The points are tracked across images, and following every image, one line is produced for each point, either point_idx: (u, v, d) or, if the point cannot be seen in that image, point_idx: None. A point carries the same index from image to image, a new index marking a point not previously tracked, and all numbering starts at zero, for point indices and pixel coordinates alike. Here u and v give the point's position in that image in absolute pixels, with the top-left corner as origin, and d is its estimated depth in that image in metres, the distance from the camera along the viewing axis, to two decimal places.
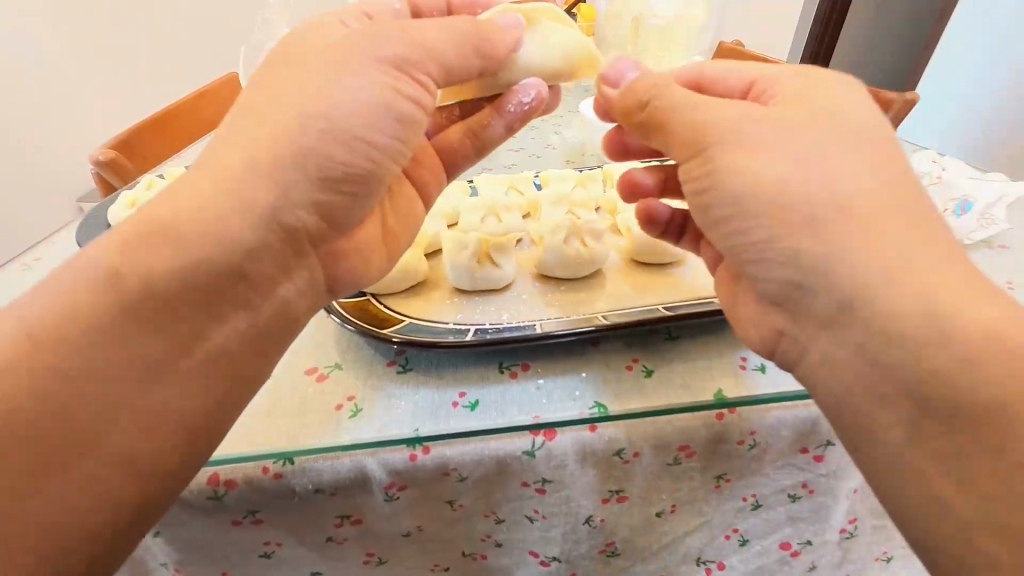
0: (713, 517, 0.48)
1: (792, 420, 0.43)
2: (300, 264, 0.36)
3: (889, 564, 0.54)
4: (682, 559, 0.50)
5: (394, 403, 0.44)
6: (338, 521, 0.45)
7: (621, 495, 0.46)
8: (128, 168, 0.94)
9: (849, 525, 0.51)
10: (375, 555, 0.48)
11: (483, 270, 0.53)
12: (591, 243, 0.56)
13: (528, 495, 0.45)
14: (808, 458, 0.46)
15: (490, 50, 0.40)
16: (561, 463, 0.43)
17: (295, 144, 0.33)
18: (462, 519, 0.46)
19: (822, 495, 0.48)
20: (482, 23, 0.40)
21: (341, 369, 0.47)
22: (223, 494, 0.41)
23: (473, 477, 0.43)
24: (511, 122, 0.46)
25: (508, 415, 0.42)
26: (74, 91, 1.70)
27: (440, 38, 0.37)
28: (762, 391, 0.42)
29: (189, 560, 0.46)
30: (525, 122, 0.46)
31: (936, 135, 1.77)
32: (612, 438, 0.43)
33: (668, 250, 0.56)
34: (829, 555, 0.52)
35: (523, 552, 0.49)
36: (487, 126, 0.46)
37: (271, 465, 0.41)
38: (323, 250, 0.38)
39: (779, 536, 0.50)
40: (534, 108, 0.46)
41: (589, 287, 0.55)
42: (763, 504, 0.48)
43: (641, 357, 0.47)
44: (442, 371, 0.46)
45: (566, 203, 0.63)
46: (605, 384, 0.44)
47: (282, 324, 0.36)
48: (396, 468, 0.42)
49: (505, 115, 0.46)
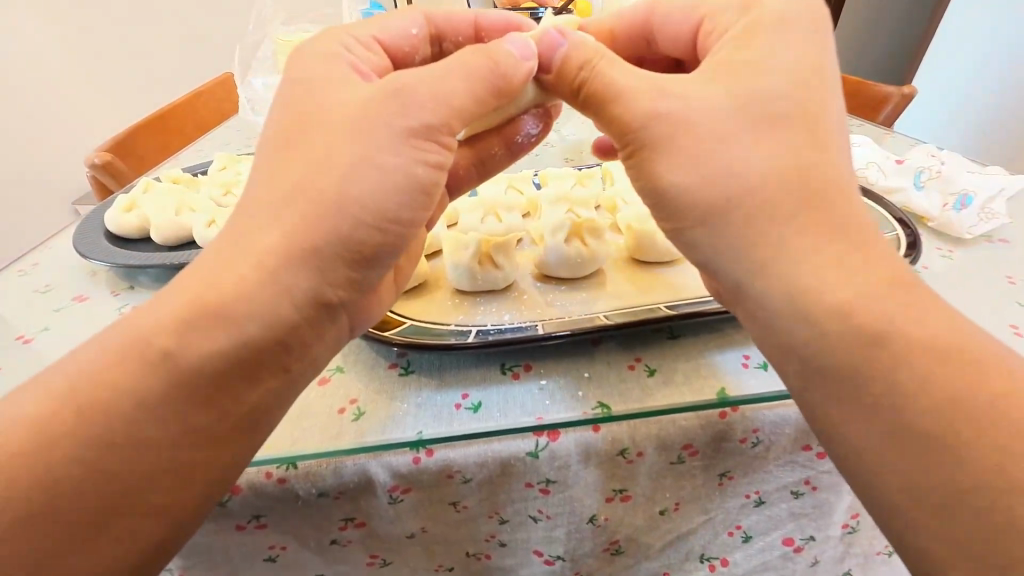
0: (717, 515, 0.48)
1: (796, 418, 0.44)
2: (327, 318, 0.35)
3: (890, 558, 0.54)
4: (685, 556, 0.50)
5: (397, 406, 0.44)
6: (343, 524, 0.45)
7: (625, 494, 0.46)
8: (123, 171, 0.94)
9: (852, 520, 0.51)
10: (379, 557, 0.48)
11: (483, 269, 0.53)
12: (591, 242, 0.56)
13: (532, 495, 0.45)
14: (810, 455, 0.46)
15: (506, 87, 0.38)
16: (565, 464, 0.43)
17: (306, 162, 0.33)
18: (467, 520, 0.46)
19: (825, 491, 0.48)
20: (495, 59, 0.37)
21: (343, 372, 0.47)
22: (227, 499, 0.41)
23: (478, 479, 0.43)
24: (518, 153, 0.50)
25: (512, 416, 0.42)
26: (69, 92, 1.69)
27: (451, 85, 0.35)
28: (765, 388, 0.42)
29: (195, 564, 0.46)
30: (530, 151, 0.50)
31: (935, 128, 1.76)
32: (616, 438, 0.43)
33: (669, 248, 0.56)
34: (831, 551, 0.52)
35: (527, 552, 0.49)
36: (496, 157, 0.49)
37: (275, 469, 0.41)
38: (348, 306, 0.36)
39: (781, 533, 0.51)
40: (538, 138, 0.49)
41: (590, 286, 0.55)
42: (767, 501, 0.49)
43: (644, 356, 0.47)
44: (445, 374, 0.46)
45: (566, 202, 0.62)
46: (609, 384, 0.44)
47: (303, 372, 0.35)
48: (400, 471, 0.42)
49: (513, 146, 0.49)
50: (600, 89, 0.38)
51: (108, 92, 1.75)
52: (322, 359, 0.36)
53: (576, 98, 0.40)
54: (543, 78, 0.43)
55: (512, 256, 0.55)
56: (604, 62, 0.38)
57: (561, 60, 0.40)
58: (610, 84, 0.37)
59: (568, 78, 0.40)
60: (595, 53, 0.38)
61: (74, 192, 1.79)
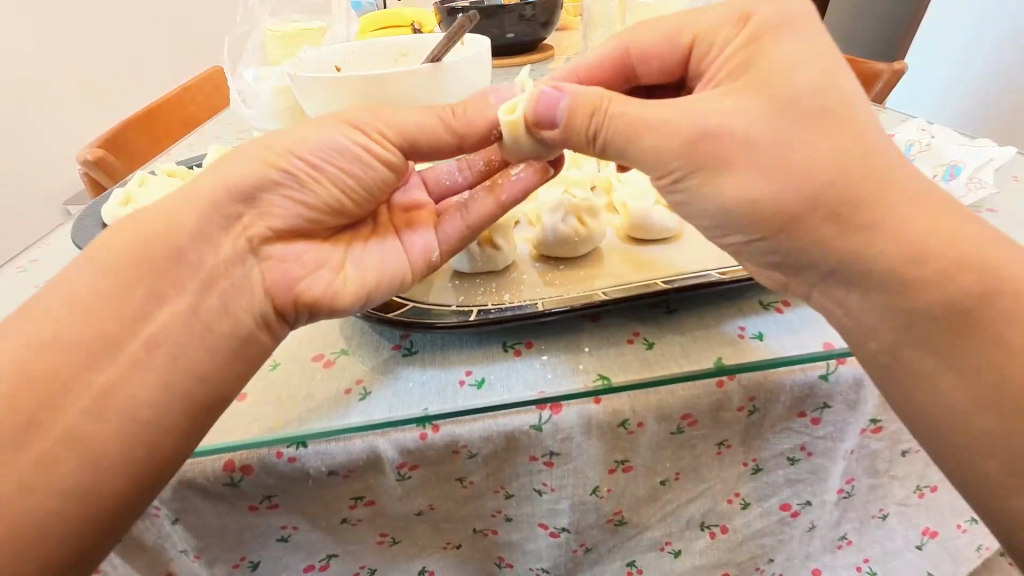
0: (716, 483, 0.50)
1: (790, 386, 0.45)
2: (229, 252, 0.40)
3: (885, 521, 0.56)
4: (686, 525, 0.52)
5: (401, 386, 0.45)
6: (353, 503, 0.46)
7: (626, 466, 0.47)
8: (115, 167, 0.93)
9: (846, 485, 0.53)
10: (389, 535, 0.50)
11: (483, 252, 0.54)
12: (588, 221, 0.56)
13: (536, 469, 0.46)
14: (805, 422, 0.47)
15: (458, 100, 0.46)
16: (568, 436, 0.44)
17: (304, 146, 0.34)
18: (474, 495, 0.47)
19: (819, 457, 0.50)
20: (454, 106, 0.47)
21: (348, 355, 0.48)
22: (238, 479, 0.42)
23: (483, 454, 0.44)
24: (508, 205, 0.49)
25: (514, 392, 0.43)
26: (52, 91, 1.67)
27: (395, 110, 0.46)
28: (760, 357, 0.43)
29: (204, 548, 0.46)
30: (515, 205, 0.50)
31: (935, 96, 1.73)
32: (617, 410, 0.44)
33: (664, 225, 0.57)
34: (827, 515, 0.54)
35: (532, 526, 0.50)
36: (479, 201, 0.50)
37: (284, 450, 0.42)
38: None
39: (779, 499, 0.52)
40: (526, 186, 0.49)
41: (588, 265, 0.55)
42: (764, 468, 0.50)
43: (642, 330, 0.48)
44: (447, 353, 0.47)
45: (563, 183, 0.63)
46: (608, 357, 0.45)
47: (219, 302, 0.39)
48: (407, 448, 0.43)
49: (501, 199, 0.49)
50: (618, 129, 0.39)
51: (94, 92, 1.73)
52: (229, 297, 0.40)
53: (594, 142, 0.41)
54: (546, 133, 0.43)
55: (509, 237, 0.56)
56: (613, 110, 0.39)
57: (568, 111, 0.41)
58: (626, 125, 0.39)
59: (577, 126, 0.41)
60: (601, 98, 0.40)
61: (66, 193, 1.78)
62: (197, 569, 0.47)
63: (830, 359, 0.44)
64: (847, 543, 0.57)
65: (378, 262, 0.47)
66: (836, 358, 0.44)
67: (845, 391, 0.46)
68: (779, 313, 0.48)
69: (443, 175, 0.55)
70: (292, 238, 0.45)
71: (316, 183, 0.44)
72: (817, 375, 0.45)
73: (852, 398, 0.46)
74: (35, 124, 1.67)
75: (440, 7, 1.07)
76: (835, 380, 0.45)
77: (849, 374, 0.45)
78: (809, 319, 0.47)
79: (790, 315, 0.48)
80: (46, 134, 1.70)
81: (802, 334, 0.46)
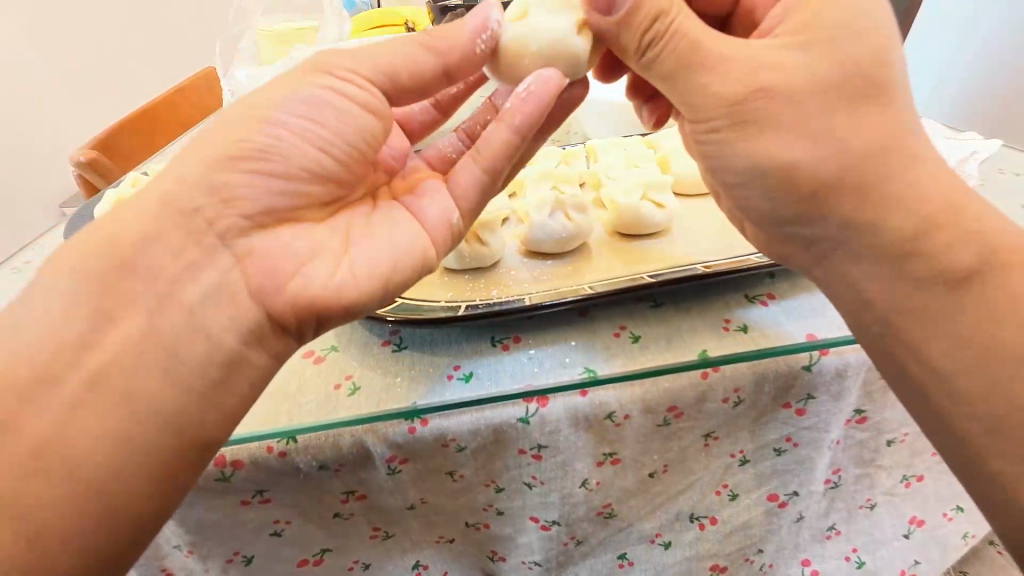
0: (704, 474, 0.51)
1: (773, 377, 0.45)
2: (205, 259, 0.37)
3: (873, 512, 0.57)
4: (676, 516, 0.53)
5: (390, 380, 0.45)
6: (344, 497, 0.47)
7: (614, 458, 0.48)
8: (110, 169, 0.94)
9: (833, 476, 0.53)
10: (381, 530, 0.50)
11: (470, 249, 0.54)
12: (575, 217, 0.57)
13: (525, 462, 0.47)
14: (790, 413, 0.48)
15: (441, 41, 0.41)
16: (555, 429, 0.45)
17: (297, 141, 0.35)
18: (465, 489, 0.48)
19: (805, 448, 0.50)
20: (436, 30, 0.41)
21: (338, 352, 0.48)
22: (229, 474, 0.42)
23: (471, 447, 0.45)
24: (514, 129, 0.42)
25: (502, 385, 0.44)
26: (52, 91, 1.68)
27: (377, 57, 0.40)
28: (744, 349, 0.44)
29: (198, 543, 0.46)
30: (532, 125, 0.42)
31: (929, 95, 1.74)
32: (603, 402, 0.44)
33: (652, 221, 0.57)
34: (815, 505, 0.55)
35: (523, 519, 0.51)
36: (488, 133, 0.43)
37: (275, 445, 0.42)
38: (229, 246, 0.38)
39: (766, 490, 0.53)
40: (537, 100, 0.42)
41: (576, 261, 0.56)
42: (751, 460, 0.51)
43: (628, 324, 0.48)
44: (436, 348, 0.48)
45: (552, 180, 0.63)
46: (594, 350, 0.46)
47: None
48: (396, 441, 0.43)
49: (512, 121, 0.42)
50: (675, 44, 0.37)
51: (91, 94, 1.74)
52: None
53: (643, 51, 0.39)
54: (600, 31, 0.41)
55: (498, 234, 0.56)
56: (677, 20, 0.37)
57: (627, 14, 0.39)
58: (685, 48, 0.37)
59: (637, 29, 0.38)
60: (673, 3, 0.37)
61: (59, 195, 1.78)
62: (190, 564, 0.48)
63: (812, 350, 0.44)
64: (836, 534, 0.58)
65: (385, 240, 0.42)
66: (819, 350, 0.44)
67: (829, 383, 0.46)
68: (764, 306, 0.49)
69: (447, 149, 0.50)
70: (278, 226, 0.40)
71: (294, 148, 0.38)
72: (800, 366, 0.45)
73: (836, 389, 0.47)
74: (31, 125, 1.67)
75: (434, 6, 1.08)
76: (819, 371, 0.46)
77: (832, 366, 0.46)
78: (793, 311, 0.48)
79: (775, 307, 0.49)
80: (43, 135, 1.70)
81: (785, 326, 0.46)
